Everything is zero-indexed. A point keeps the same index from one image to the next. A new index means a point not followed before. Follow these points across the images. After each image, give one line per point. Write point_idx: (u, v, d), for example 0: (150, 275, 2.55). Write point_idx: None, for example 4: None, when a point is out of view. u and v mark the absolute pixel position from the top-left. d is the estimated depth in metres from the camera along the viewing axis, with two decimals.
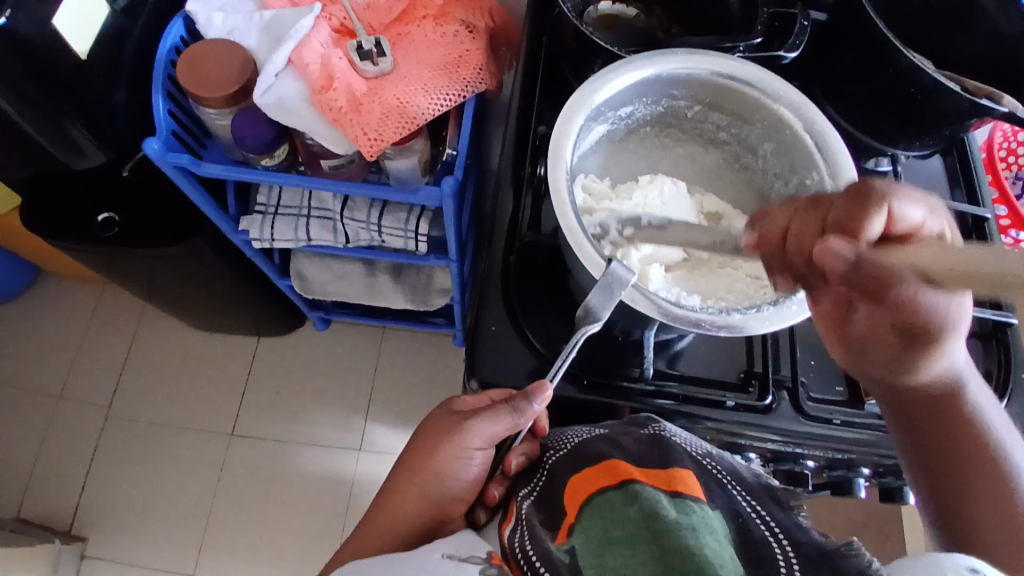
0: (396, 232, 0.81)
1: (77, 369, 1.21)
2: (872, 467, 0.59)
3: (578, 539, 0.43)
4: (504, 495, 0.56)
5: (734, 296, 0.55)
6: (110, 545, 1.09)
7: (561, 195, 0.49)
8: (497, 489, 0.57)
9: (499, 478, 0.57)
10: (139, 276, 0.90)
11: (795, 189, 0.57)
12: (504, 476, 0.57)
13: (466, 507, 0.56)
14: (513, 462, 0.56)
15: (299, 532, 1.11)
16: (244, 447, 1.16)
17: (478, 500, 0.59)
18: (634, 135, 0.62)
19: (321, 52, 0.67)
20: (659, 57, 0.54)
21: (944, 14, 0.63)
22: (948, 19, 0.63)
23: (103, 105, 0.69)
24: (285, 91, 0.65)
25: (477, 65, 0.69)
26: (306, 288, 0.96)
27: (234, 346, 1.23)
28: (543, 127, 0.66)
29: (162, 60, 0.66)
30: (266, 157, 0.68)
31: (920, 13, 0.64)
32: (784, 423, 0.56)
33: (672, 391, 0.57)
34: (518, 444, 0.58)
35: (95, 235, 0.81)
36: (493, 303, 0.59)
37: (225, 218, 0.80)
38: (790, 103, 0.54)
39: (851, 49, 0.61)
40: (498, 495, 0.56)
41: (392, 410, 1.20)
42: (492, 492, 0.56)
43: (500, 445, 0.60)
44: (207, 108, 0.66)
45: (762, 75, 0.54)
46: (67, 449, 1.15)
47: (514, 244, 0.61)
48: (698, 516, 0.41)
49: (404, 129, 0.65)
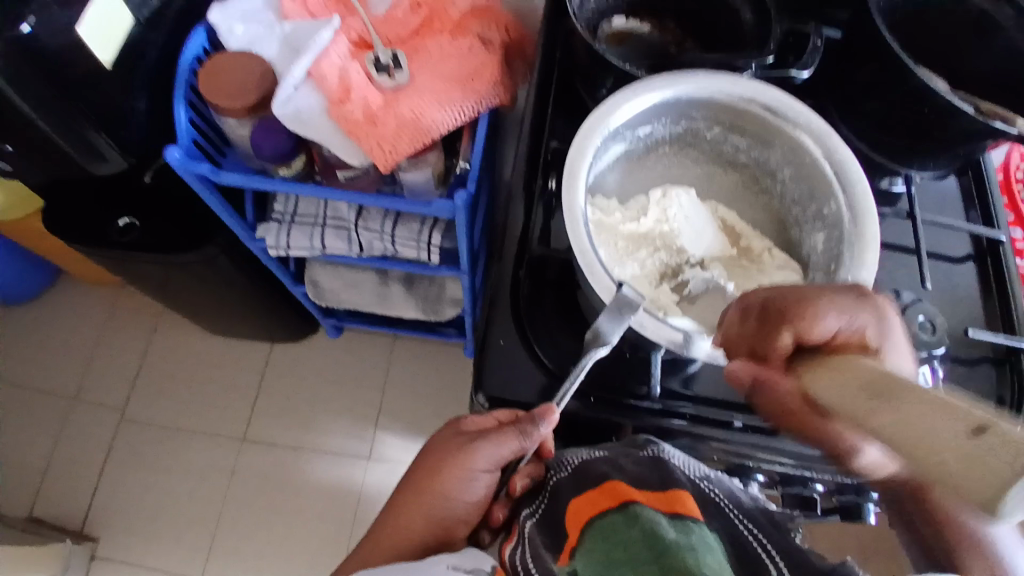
0: (409, 243, 0.82)
1: (93, 371, 1.23)
2: (883, 493, 0.59)
3: (579, 562, 0.43)
4: (508, 517, 0.58)
5: None
6: (120, 547, 1.11)
7: (574, 213, 0.50)
8: (501, 511, 0.58)
9: (503, 501, 0.59)
10: (155, 282, 0.92)
11: (813, 216, 0.57)
12: (507, 498, 0.58)
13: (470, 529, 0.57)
14: (517, 484, 0.56)
15: (306, 539, 1.12)
16: (255, 453, 1.17)
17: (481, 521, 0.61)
18: (654, 154, 0.63)
19: (340, 64, 0.68)
20: (678, 78, 0.54)
21: (960, 34, 0.63)
22: (964, 39, 0.63)
23: (124, 112, 0.71)
24: (303, 103, 0.67)
25: (491, 80, 0.70)
26: (320, 295, 0.97)
27: (247, 352, 1.25)
28: (555, 141, 0.67)
29: (184, 69, 0.68)
30: (284, 166, 0.69)
31: (935, 33, 0.64)
32: (793, 445, 0.56)
33: (683, 410, 0.57)
34: (524, 466, 0.58)
35: (111, 238, 0.82)
36: (502, 317, 0.60)
37: (243, 224, 0.82)
38: (810, 130, 0.54)
39: (865, 68, 0.61)
40: (501, 517, 0.58)
41: (401, 420, 1.20)
42: (497, 514, 0.58)
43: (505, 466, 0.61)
44: (227, 118, 0.68)
45: (784, 99, 0.54)
46: (81, 451, 1.17)
47: (524, 257, 0.62)
48: (698, 536, 0.41)
49: (418, 143, 0.66)
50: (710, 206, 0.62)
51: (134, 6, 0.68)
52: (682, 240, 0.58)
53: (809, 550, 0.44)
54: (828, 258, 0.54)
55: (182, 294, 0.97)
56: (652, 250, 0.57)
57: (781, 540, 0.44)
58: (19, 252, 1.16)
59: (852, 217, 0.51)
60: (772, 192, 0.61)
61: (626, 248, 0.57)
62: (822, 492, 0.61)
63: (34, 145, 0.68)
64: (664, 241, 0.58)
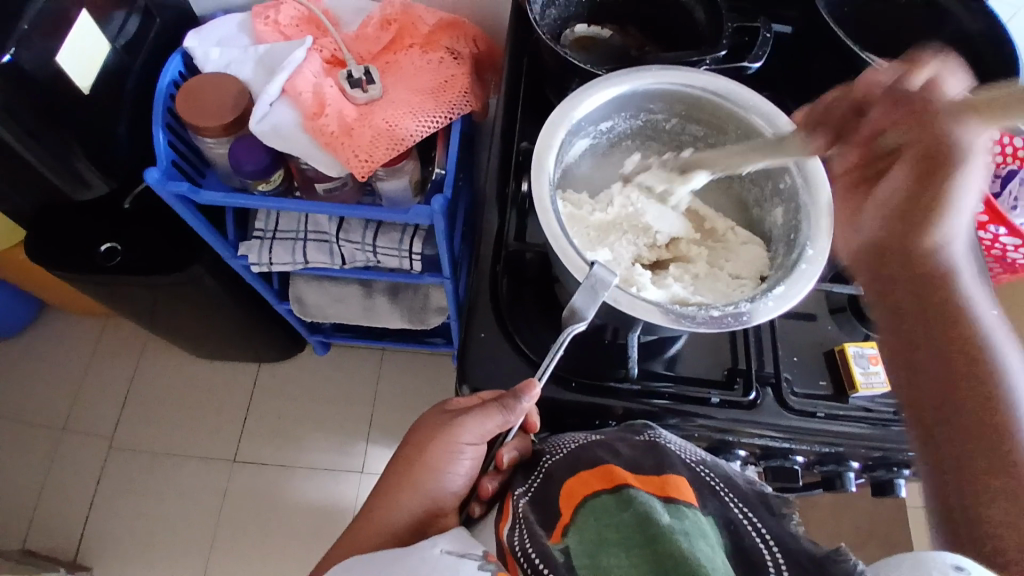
0: (391, 252, 0.83)
1: (80, 401, 1.22)
2: (861, 461, 0.61)
3: (573, 540, 0.45)
4: (498, 489, 0.59)
5: (715, 293, 0.56)
6: (114, 575, 1.10)
7: (545, 204, 0.52)
8: (490, 482, 0.59)
9: (493, 472, 0.59)
10: (142, 304, 0.92)
11: (772, 193, 0.59)
12: (497, 470, 0.59)
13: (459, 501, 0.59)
14: (504, 457, 0.57)
15: (301, 557, 1.11)
16: (247, 473, 1.17)
17: (472, 493, 0.61)
18: (618, 148, 0.65)
19: (314, 81, 0.70)
20: (634, 73, 0.57)
21: (904, 24, 0.67)
22: (909, 29, 0.67)
23: (105, 135, 0.72)
24: (279, 119, 0.68)
25: (463, 88, 0.73)
26: (305, 311, 0.98)
27: (236, 374, 1.25)
28: (526, 142, 0.69)
29: (161, 93, 0.70)
30: (263, 181, 0.71)
31: (881, 25, 0.68)
32: (770, 418, 0.58)
33: (662, 390, 0.59)
34: (511, 439, 0.59)
35: (97, 264, 0.83)
36: (482, 312, 0.61)
37: (224, 243, 0.83)
38: (761, 112, 0.57)
39: (819, 58, 0.64)
40: (492, 488, 0.59)
41: (392, 432, 1.21)
42: (487, 486, 0.59)
43: (491, 441, 0.62)
44: (205, 137, 0.69)
45: (733, 86, 0.57)
46: (71, 481, 1.16)
47: (501, 254, 0.64)
48: (690, 520, 0.43)
49: (394, 150, 0.68)
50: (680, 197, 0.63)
51: (111, 36, 0.71)
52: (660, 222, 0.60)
53: (803, 533, 0.45)
54: (789, 229, 0.56)
55: (169, 316, 0.98)
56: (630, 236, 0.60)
57: (772, 523, 0.46)
58: (2, 285, 1.16)
59: (808, 185, 0.54)
60: (733, 178, 0.63)
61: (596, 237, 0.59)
62: (804, 465, 0.62)
63: (16, 171, 0.69)
64: (630, 224, 0.60)
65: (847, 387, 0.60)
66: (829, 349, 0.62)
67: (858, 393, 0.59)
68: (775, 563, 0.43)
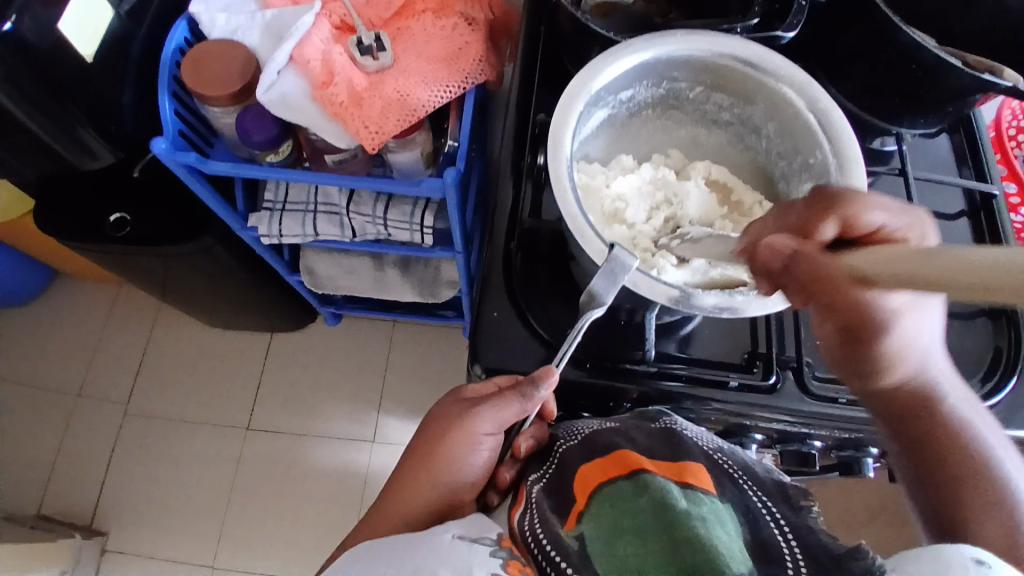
0: (402, 225, 0.82)
1: (95, 368, 1.23)
2: (880, 447, 0.60)
3: (588, 526, 0.44)
4: (514, 478, 0.59)
5: None
6: (131, 539, 1.12)
7: (562, 182, 0.49)
8: (507, 472, 0.59)
9: (510, 462, 0.59)
10: (152, 275, 0.92)
11: (800, 168, 0.57)
12: (514, 458, 0.59)
13: (476, 492, 0.57)
14: (521, 446, 0.57)
15: (314, 524, 1.13)
16: (260, 442, 1.18)
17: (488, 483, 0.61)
18: (638, 119, 0.63)
19: (323, 48, 0.68)
20: (657, 39, 0.54)
21: None
22: None
23: (111, 104, 0.71)
24: (287, 89, 0.66)
25: (477, 57, 0.70)
26: (317, 283, 0.98)
27: (248, 343, 1.25)
28: (542, 114, 0.66)
29: (167, 61, 0.68)
30: (271, 152, 0.69)
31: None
32: (789, 403, 0.57)
33: (678, 372, 0.58)
34: (528, 427, 0.59)
35: (106, 234, 0.82)
36: (495, 291, 0.60)
37: (233, 214, 0.82)
38: (793, 83, 0.54)
39: (853, 25, 0.60)
40: (508, 477, 0.59)
41: (404, 404, 1.21)
42: (504, 475, 0.59)
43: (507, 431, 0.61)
44: (212, 106, 0.67)
45: (764, 54, 0.54)
46: (88, 446, 1.18)
47: (515, 232, 0.62)
48: (708, 507, 0.43)
49: (404, 122, 0.66)
50: (700, 167, 0.63)
51: (115, 1, 0.68)
52: (690, 207, 0.59)
53: (821, 528, 0.44)
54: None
55: (180, 287, 0.98)
56: (657, 203, 0.60)
57: (793, 515, 0.44)
58: (15, 252, 1.16)
59: (837, 165, 0.51)
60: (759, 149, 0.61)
61: (618, 207, 0.58)
62: (821, 449, 0.62)
63: (22, 142, 0.68)
64: (662, 198, 0.60)
65: None
66: None
67: None
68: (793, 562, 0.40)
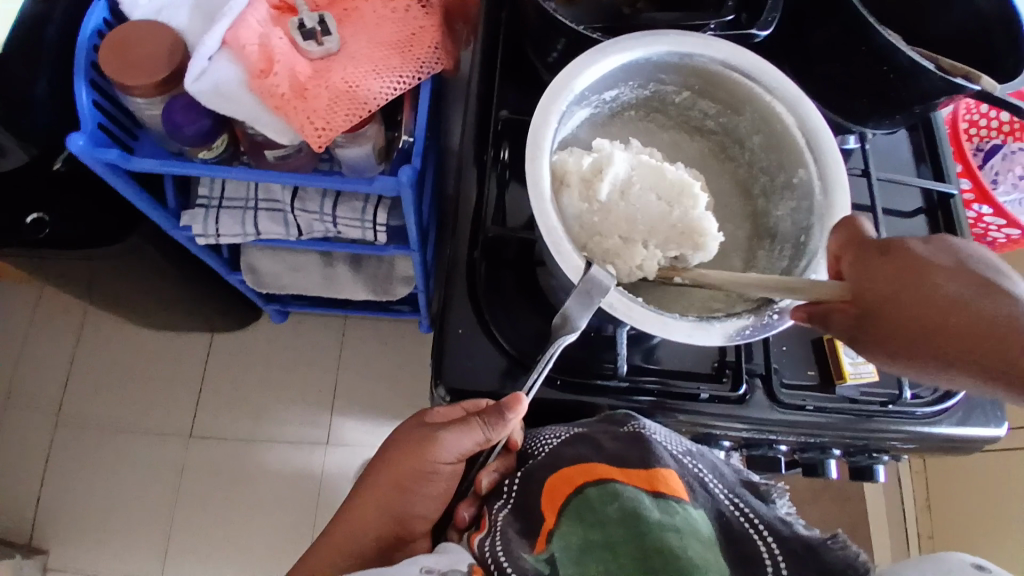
0: (352, 223, 0.76)
1: (20, 375, 1.14)
2: (843, 448, 0.60)
3: (558, 547, 0.42)
4: (474, 518, 0.53)
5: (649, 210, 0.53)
6: (73, 555, 1.05)
7: (541, 190, 0.46)
8: (466, 511, 0.53)
9: (469, 499, 0.54)
10: (76, 278, 0.84)
11: (781, 186, 0.55)
12: (475, 497, 0.53)
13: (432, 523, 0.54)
14: (484, 481, 0.53)
15: (269, 530, 1.08)
16: (206, 447, 1.12)
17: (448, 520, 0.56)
18: (619, 121, 0.59)
19: (260, 31, 0.61)
20: (648, 37, 0.51)
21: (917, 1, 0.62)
22: (921, 5, 0.62)
23: (17, 94, 0.62)
24: (219, 75, 0.59)
25: (432, 44, 0.65)
26: (259, 282, 0.91)
27: (187, 343, 1.17)
28: (505, 111, 0.62)
29: (83, 44, 0.60)
30: (203, 149, 0.63)
31: (894, 2, 0.63)
32: (758, 413, 0.56)
33: (648, 386, 0.56)
34: (491, 461, 0.54)
35: (21, 237, 0.73)
36: (460, 303, 0.56)
37: (164, 213, 0.74)
38: (784, 97, 0.52)
39: (822, 25, 0.59)
40: (467, 517, 0.53)
41: (358, 403, 1.16)
42: (462, 514, 0.53)
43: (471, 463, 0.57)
44: (133, 97, 0.60)
45: (758, 63, 0.52)
46: (18, 458, 1.09)
47: (479, 239, 0.58)
48: (681, 516, 0.42)
49: (355, 116, 0.61)
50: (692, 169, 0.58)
51: None
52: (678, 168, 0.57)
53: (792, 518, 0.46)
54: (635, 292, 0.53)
55: (110, 290, 0.90)
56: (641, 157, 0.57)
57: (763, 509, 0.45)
58: None
59: (823, 188, 0.50)
60: (749, 171, 0.59)
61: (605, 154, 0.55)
62: (786, 452, 0.62)
63: None
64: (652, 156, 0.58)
65: (836, 376, 0.58)
66: (817, 336, 0.60)
67: (846, 383, 0.58)
68: (772, 559, 0.41)
